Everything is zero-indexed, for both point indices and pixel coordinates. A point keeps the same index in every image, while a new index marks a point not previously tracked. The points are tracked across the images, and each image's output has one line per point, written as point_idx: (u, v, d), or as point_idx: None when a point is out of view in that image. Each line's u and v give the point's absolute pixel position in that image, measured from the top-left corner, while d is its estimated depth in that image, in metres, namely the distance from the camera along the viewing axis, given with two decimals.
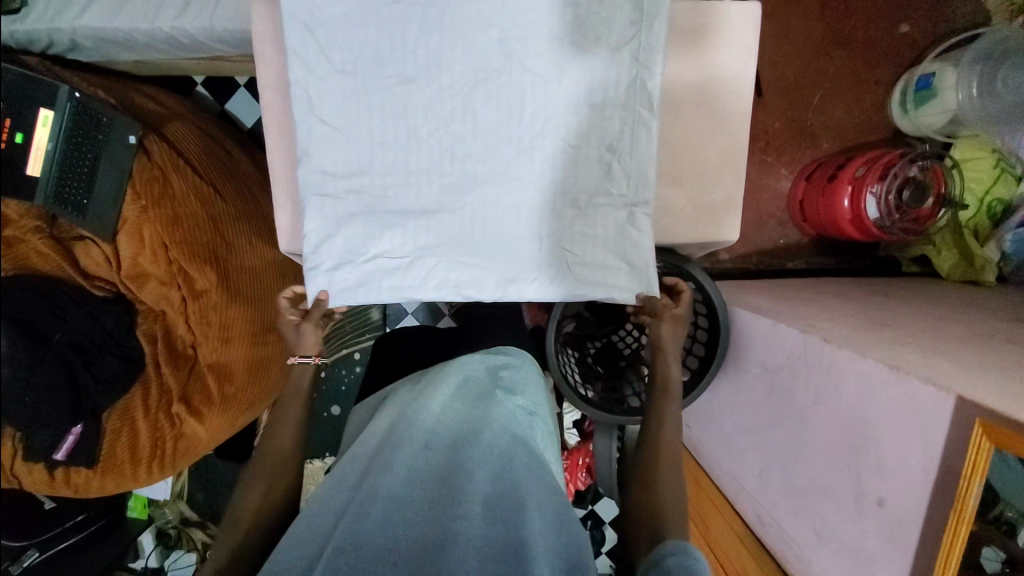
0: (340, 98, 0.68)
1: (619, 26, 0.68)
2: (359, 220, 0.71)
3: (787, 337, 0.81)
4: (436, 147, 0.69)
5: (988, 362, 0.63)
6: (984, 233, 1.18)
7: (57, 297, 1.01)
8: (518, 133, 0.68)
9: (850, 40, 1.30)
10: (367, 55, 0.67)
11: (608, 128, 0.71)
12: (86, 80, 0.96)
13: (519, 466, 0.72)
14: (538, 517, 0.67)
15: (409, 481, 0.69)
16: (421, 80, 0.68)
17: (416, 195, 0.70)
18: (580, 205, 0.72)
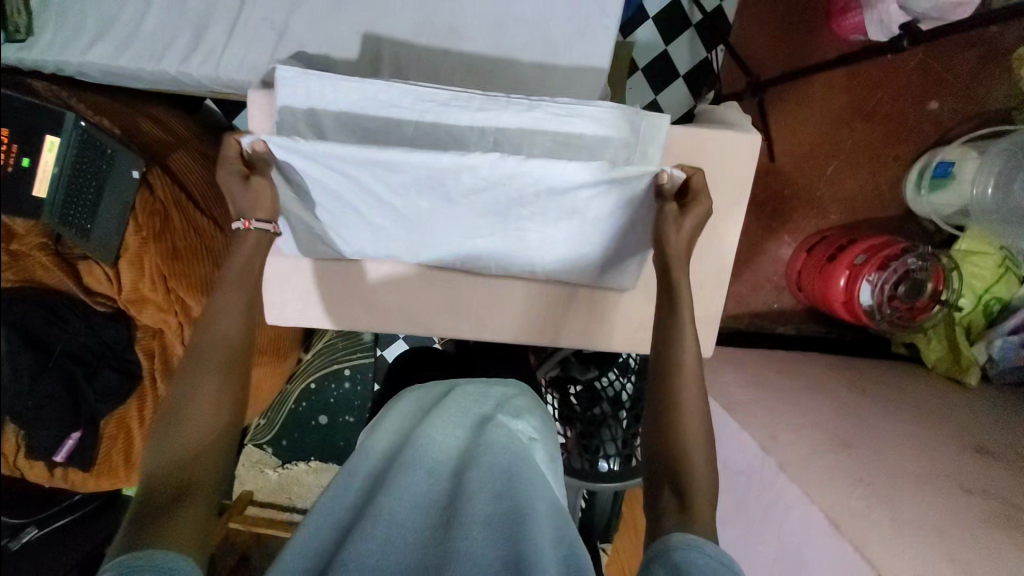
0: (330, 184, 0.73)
1: (613, 144, 0.72)
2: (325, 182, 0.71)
3: (749, 447, 0.84)
4: (410, 216, 0.76)
5: (927, 520, 0.65)
6: (977, 332, 1.16)
7: (59, 310, 1.04)
8: (498, 214, 0.75)
9: (874, 113, 1.27)
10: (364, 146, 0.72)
11: (582, 206, 0.75)
12: (91, 105, 0.97)
13: (521, 485, 0.65)
14: (544, 530, 0.60)
15: (411, 504, 0.63)
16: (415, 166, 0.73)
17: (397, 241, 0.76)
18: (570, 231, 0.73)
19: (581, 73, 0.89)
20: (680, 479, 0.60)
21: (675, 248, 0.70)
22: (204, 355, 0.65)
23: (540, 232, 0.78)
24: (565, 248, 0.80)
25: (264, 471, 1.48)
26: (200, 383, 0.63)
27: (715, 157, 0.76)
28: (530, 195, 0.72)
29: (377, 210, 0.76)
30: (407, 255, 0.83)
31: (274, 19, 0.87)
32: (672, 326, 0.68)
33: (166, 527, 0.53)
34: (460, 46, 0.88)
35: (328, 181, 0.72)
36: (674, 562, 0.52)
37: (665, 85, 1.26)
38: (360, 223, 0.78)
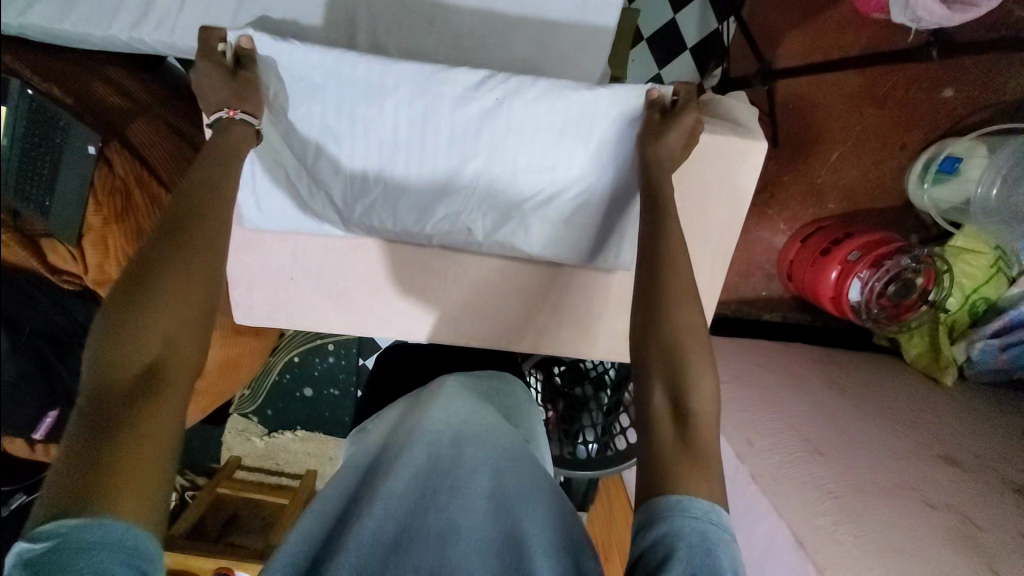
0: (300, 127, 0.67)
1: (604, 119, 0.66)
2: (308, 139, 0.68)
3: (724, 451, 0.85)
4: (391, 146, 0.69)
5: (886, 539, 0.68)
6: (961, 331, 1.16)
7: (24, 286, 1.00)
8: (484, 145, 0.68)
9: (887, 98, 1.21)
10: (333, 93, 0.64)
11: (575, 148, 0.68)
12: (40, 71, 0.89)
13: (531, 462, 0.60)
14: (556, 510, 0.56)
15: (412, 469, 0.55)
16: (391, 106, 0.65)
17: (372, 184, 0.72)
18: (564, 161, 0.69)
19: (577, 54, 0.81)
20: (673, 367, 0.54)
21: (666, 159, 0.64)
22: (161, 264, 0.51)
23: (535, 182, 0.71)
24: (559, 208, 0.73)
25: (250, 439, 1.49)
26: (151, 301, 0.50)
27: (714, 171, 0.72)
28: (526, 132, 0.67)
29: (355, 142, 0.68)
30: (384, 214, 0.73)
31: None
32: (665, 231, 0.61)
33: (117, 481, 0.43)
34: (445, 18, 0.79)
35: (303, 102, 0.65)
36: (659, 532, 0.46)
37: (669, 59, 1.17)
38: (335, 172, 0.71)
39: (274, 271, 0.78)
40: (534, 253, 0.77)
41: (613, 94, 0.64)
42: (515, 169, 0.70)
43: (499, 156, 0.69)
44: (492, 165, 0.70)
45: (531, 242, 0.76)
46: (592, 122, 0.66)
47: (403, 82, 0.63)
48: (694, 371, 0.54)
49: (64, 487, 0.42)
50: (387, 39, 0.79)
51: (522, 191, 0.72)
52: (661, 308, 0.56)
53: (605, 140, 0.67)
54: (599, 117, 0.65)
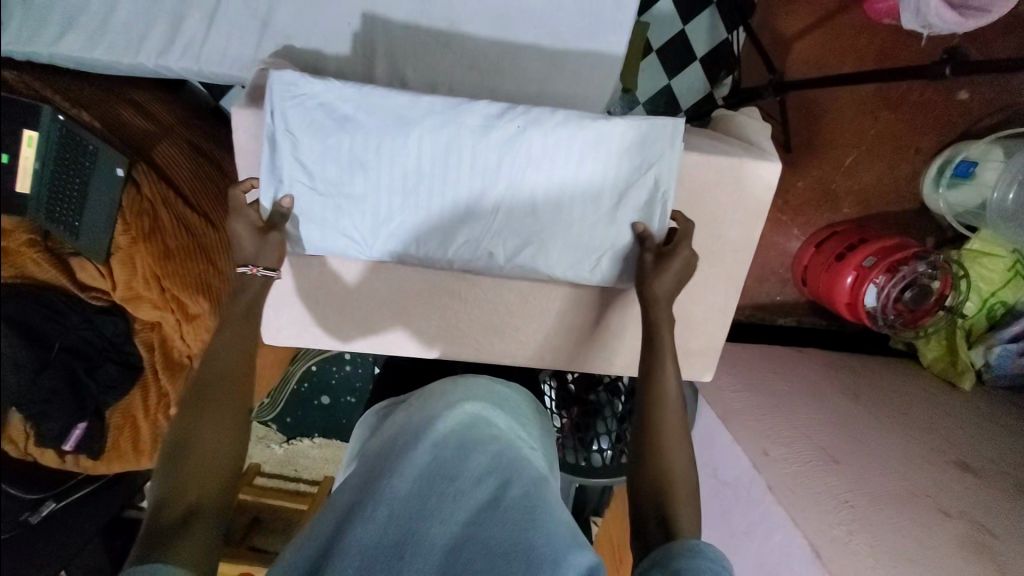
0: (326, 155, 0.69)
1: (622, 142, 0.69)
2: (334, 164, 0.69)
3: (741, 460, 0.86)
4: (414, 177, 0.70)
5: (902, 551, 0.69)
6: (978, 335, 1.16)
7: (53, 303, 1.02)
8: (503, 167, 0.69)
9: (898, 103, 1.20)
10: (363, 122, 0.67)
11: (600, 172, 0.70)
12: (68, 95, 0.92)
13: (535, 471, 0.58)
14: (561, 522, 0.54)
15: (411, 477, 0.56)
16: (418, 132, 0.68)
17: (395, 207, 0.72)
18: (587, 186, 0.71)
19: (589, 72, 0.82)
20: (662, 504, 0.59)
21: (660, 295, 0.70)
22: (219, 383, 0.65)
23: (556, 206, 0.71)
24: (584, 228, 0.73)
25: (270, 445, 1.53)
26: (210, 415, 0.63)
27: (728, 189, 0.73)
28: (546, 154, 0.69)
29: (380, 172, 0.70)
30: (403, 241, 0.74)
31: (257, 8, 0.79)
32: (654, 365, 0.67)
33: (183, 543, 0.53)
34: (460, 40, 0.80)
35: (333, 135, 0.68)
36: (674, 570, 0.50)
37: (680, 67, 1.17)
38: (359, 200, 0.71)
39: (297, 294, 0.80)
40: (555, 277, 0.76)
41: (629, 121, 0.68)
42: (539, 190, 0.71)
43: (519, 173, 0.70)
44: (516, 185, 0.70)
45: (552, 266, 0.75)
46: (610, 148, 0.69)
47: (428, 111, 0.67)
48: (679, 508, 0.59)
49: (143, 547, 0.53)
50: (404, 62, 0.80)
51: (540, 217, 0.72)
52: (655, 450, 0.62)
53: (626, 167, 0.70)
54: (620, 144, 0.69)
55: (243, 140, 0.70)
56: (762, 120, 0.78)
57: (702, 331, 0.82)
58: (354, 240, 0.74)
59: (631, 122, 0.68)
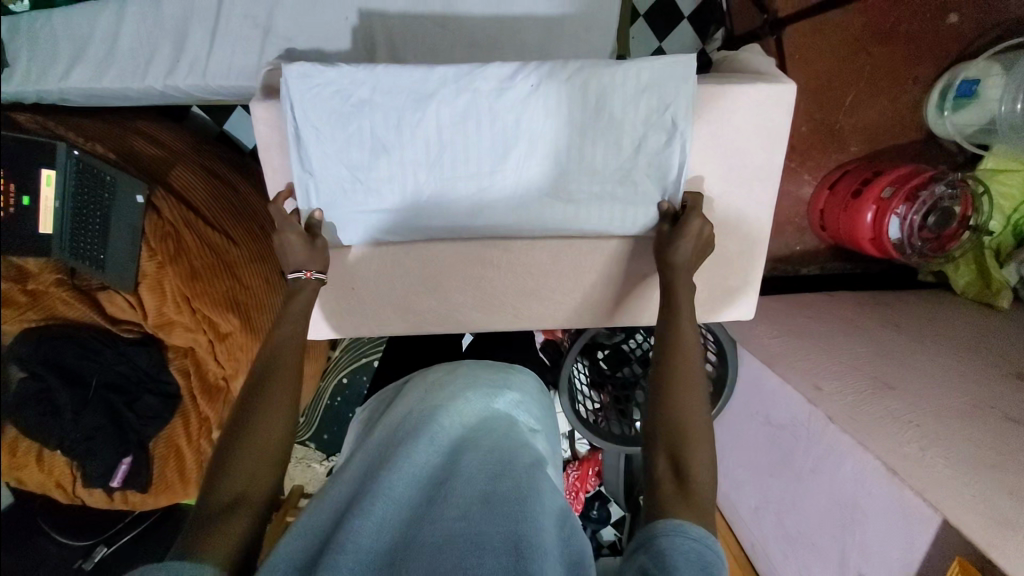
0: (347, 137, 0.71)
1: (634, 84, 0.70)
2: (357, 149, 0.72)
3: (794, 399, 0.84)
4: (436, 146, 0.73)
5: (979, 458, 0.67)
6: (1007, 252, 1.15)
7: (87, 342, 1.03)
8: (515, 131, 0.72)
9: (892, 34, 1.21)
10: (381, 100, 0.70)
11: (617, 116, 0.72)
12: (81, 131, 0.94)
13: (523, 465, 0.67)
14: (545, 514, 0.62)
15: (410, 485, 0.66)
16: (435, 103, 0.70)
17: (416, 183, 0.75)
18: (601, 134, 0.73)
19: (587, 36, 0.83)
20: (677, 445, 0.60)
21: (683, 259, 0.72)
22: (264, 379, 0.65)
23: (576, 159, 0.74)
24: (610, 176, 0.75)
25: (311, 465, 1.49)
26: (256, 412, 0.62)
27: (748, 116, 0.74)
28: (558, 109, 0.71)
29: (404, 149, 0.73)
30: (431, 216, 0.77)
31: (257, 16, 0.81)
32: (670, 313, 0.69)
33: (214, 534, 0.54)
34: (457, 21, 0.81)
35: (353, 119, 0.70)
36: (657, 549, 0.52)
37: (669, 29, 1.19)
38: (382, 179, 0.74)
39: (331, 287, 0.81)
40: (585, 229, 0.79)
41: (637, 62, 0.70)
42: (557, 145, 0.73)
43: (531, 136, 0.73)
44: (529, 147, 0.73)
45: (578, 217, 0.78)
46: (627, 91, 0.71)
47: (441, 82, 0.69)
48: (692, 449, 0.60)
49: (183, 538, 0.54)
50: (406, 50, 0.82)
51: (559, 172, 0.75)
52: (673, 390, 0.63)
53: (639, 111, 0.71)
54: (632, 88, 0.70)
55: (269, 136, 0.73)
56: (764, 54, 0.80)
57: (736, 270, 0.83)
58: (386, 221, 0.77)
59: (645, 63, 0.69)
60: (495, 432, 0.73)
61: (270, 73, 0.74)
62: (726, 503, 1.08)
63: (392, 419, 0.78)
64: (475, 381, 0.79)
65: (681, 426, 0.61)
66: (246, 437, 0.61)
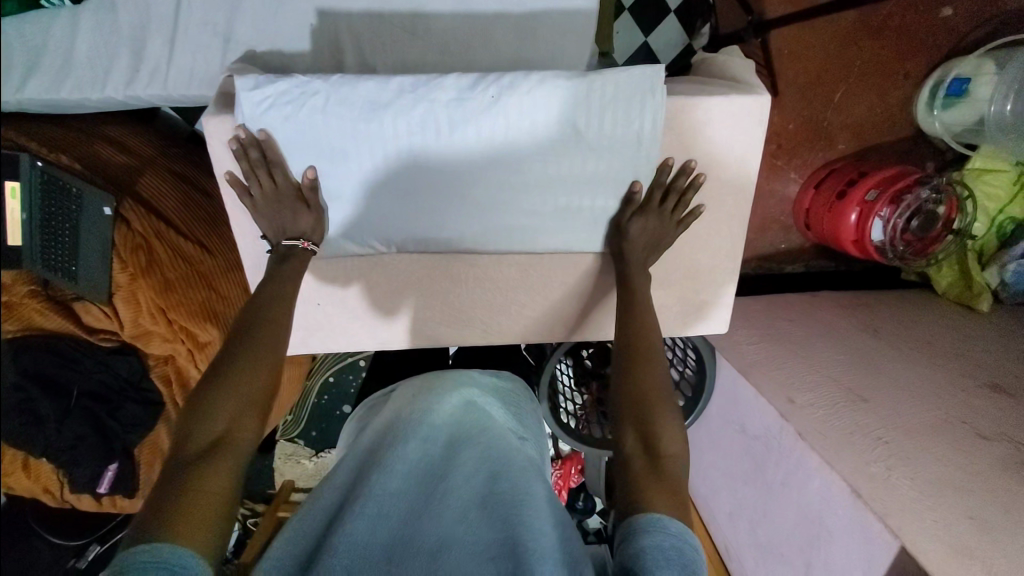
0: (305, 151, 0.70)
1: (599, 95, 0.69)
2: (315, 162, 0.71)
3: (768, 411, 0.85)
4: (398, 157, 0.71)
5: (943, 478, 0.69)
6: (991, 253, 1.15)
7: (66, 351, 1.01)
8: (483, 138, 0.71)
9: (883, 27, 1.17)
10: (337, 112, 0.68)
11: (583, 127, 0.70)
12: (43, 140, 0.92)
13: (517, 466, 0.67)
14: (539, 514, 0.62)
15: (402, 481, 0.65)
16: (394, 113, 0.69)
17: (379, 194, 0.74)
18: (566, 145, 0.71)
19: (561, 41, 0.81)
20: (643, 414, 0.63)
21: (637, 242, 0.75)
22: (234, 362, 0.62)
23: (542, 172, 0.73)
24: (576, 188, 0.75)
25: (300, 462, 1.47)
26: (223, 399, 0.59)
27: (725, 132, 0.73)
28: (525, 118, 0.70)
29: (362, 161, 0.71)
30: (395, 227, 0.77)
31: (216, 22, 0.78)
32: (633, 306, 0.72)
33: (181, 518, 0.51)
34: (427, 27, 0.78)
35: (310, 133, 0.69)
36: (637, 549, 0.53)
37: (654, 23, 1.15)
38: (343, 190, 0.73)
39: (303, 300, 0.81)
40: (549, 245, 0.79)
41: (599, 72, 0.68)
42: (523, 152, 0.72)
43: (505, 138, 0.71)
44: (506, 146, 0.71)
45: (544, 228, 0.78)
46: (592, 104, 0.69)
47: (399, 91, 0.68)
48: (658, 417, 0.63)
49: (140, 521, 0.51)
50: (374, 57, 0.79)
51: (526, 184, 0.74)
52: (637, 364, 0.66)
53: (607, 124, 0.70)
54: (595, 99, 0.69)
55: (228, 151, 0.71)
56: (744, 62, 0.77)
57: (711, 283, 0.83)
58: (351, 232, 0.76)
59: (610, 75, 0.68)
60: (490, 429, 0.72)
61: (229, 87, 0.72)
62: (701, 502, 1.11)
63: (386, 415, 0.76)
64: (466, 381, 0.77)
65: (636, 401, 0.64)
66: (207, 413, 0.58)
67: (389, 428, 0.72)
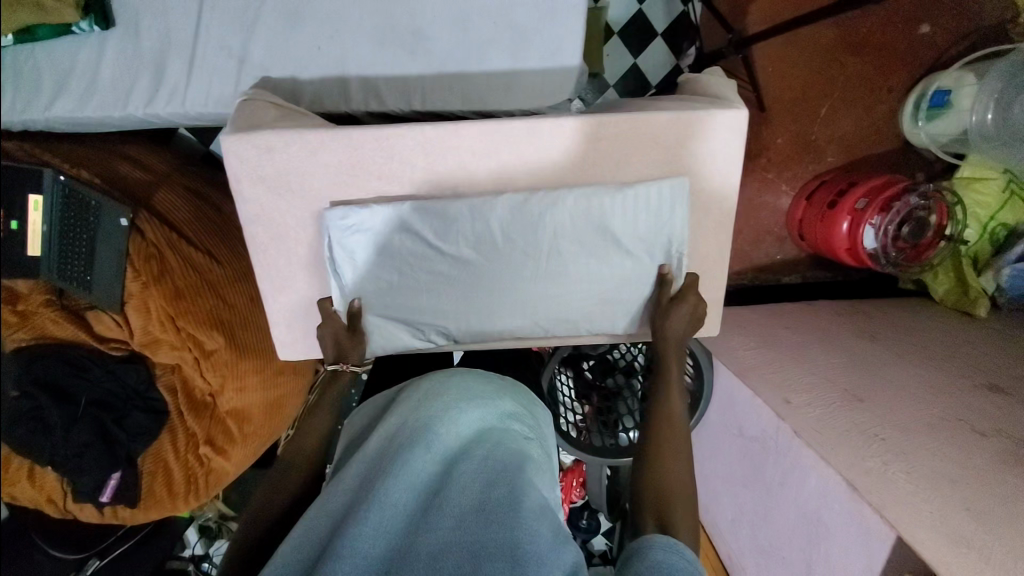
0: (380, 265, 0.79)
1: (638, 208, 0.76)
2: (388, 274, 0.80)
3: (763, 412, 0.85)
4: (459, 267, 0.79)
5: (938, 472, 0.69)
6: (985, 260, 1.16)
7: (79, 361, 1.05)
8: (534, 246, 0.78)
9: (864, 47, 1.23)
10: (407, 227, 0.77)
11: (626, 238, 0.78)
12: (67, 156, 0.97)
13: (516, 468, 0.65)
14: (540, 513, 0.60)
15: (407, 491, 0.64)
16: (457, 224, 0.77)
17: (440, 300, 0.81)
18: (607, 250, 0.78)
19: (553, 58, 0.83)
20: (660, 509, 0.62)
21: (671, 335, 0.79)
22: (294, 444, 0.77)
23: (589, 272, 0.79)
24: (626, 284, 0.81)
25: None
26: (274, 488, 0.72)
27: (707, 141, 0.77)
28: (570, 226, 0.77)
29: (430, 274, 0.80)
30: (451, 325, 0.82)
31: (231, 45, 0.83)
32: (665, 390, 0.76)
33: None
34: (425, 46, 0.83)
35: (387, 251, 0.78)
36: (651, 561, 0.54)
37: (644, 45, 1.21)
38: (412, 300, 0.81)
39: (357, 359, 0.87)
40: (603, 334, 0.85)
41: (639, 187, 0.76)
42: (568, 255, 0.78)
43: (549, 236, 0.77)
44: (549, 248, 0.78)
45: (594, 322, 0.83)
46: (628, 210, 0.76)
47: (465, 209, 0.76)
48: (680, 515, 0.62)
49: None
50: (375, 76, 0.84)
51: (575, 295, 0.80)
52: (660, 458, 0.68)
53: (645, 228, 0.77)
54: (636, 212, 0.76)
55: (258, 165, 0.75)
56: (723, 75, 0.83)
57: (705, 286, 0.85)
58: (415, 331, 0.83)
59: (649, 187, 0.76)
60: (491, 438, 0.70)
61: (246, 103, 0.77)
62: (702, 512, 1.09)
63: (390, 424, 0.74)
64: (470, 390, 0.76)
65: (660, 495, 0.64)
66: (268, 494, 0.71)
67: (395, 435, 0.71)
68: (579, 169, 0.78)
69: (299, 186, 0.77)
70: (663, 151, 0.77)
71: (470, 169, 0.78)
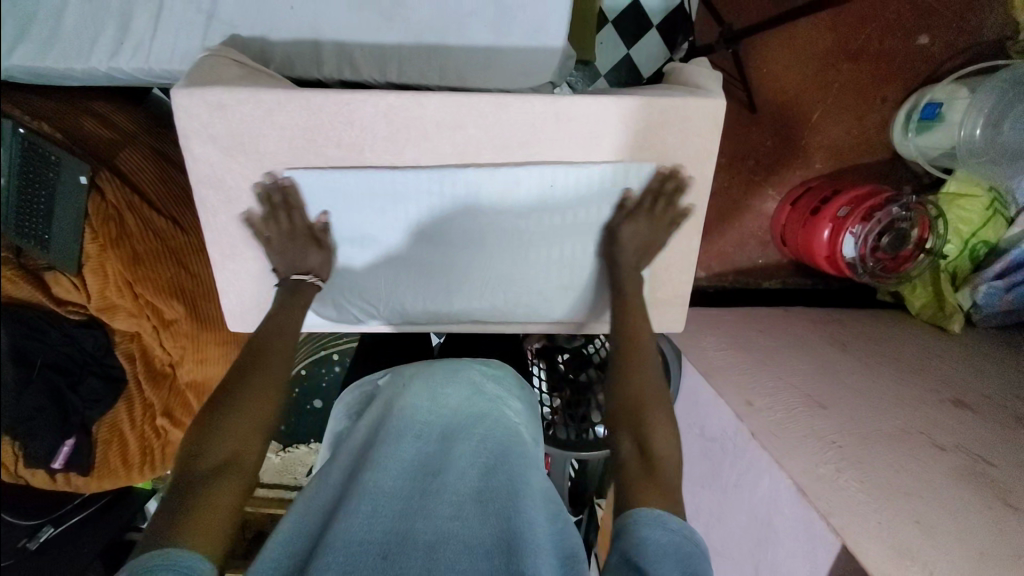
0: (330, 230, 0.81)
1: (598, 185, 0.79)
2: (347, 246, 0.83)
3: (726, 413, 0.84)
4: (412, 239, 0.82)
5: (894, 484, 0.68)
6: (963, 277, 1.15)
7: (34, 322, 0.94)
8: (493, 226, 0.81)
9: (859, 54, 1.21)
10: (366, 195, 0.79)
11: (584, 212, 0.81)
12: (30, 107, 0.93)
13: (515, 458, 0.62)
14: (537, 507, 0.59)
15: (399, 477, 0.59)
16: (418, 201, 0.79)
17: (394, 274, 0.85)
18: (558, 224, 0.81)
19: (535, 38, 0.81)
20: (637, 423, 0.65)
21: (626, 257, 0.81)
22: (256, 366, 0.68)
23: (547, 255, 0.83)
24: (580, 266, 0.85)
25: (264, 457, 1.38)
26: (234, 413, 0.63)
27: (678, 131, 0.78)
28: (531, 209, 0.80)
29: (390, 245, 0.83)
30: (411, 303, 0.87)
31: (201, 0, 0.80)
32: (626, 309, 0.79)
33: (190, 528, 0.54)
34: (403, 16, 0.80)
35: (345, 221, 0.81)
36: (638, 538, 0.53)
37: (636, 36, 1.19)
38: (369, 274, 0.85)
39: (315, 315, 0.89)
40: (556, 314, 0.89)
41: (624, 167, 0.79)
42: (523, 231, 0.82)
43: (508, 210, 0.80)
44: (508, 222, 0.81)
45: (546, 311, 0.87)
46: (584, 186, 0.79)
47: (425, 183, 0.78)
48: (654, 419, 0.66)
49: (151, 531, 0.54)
50: (351, 45, 0.81)
51: (526, 274, 0.85)
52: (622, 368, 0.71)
53: (606, 206, 0.81)
54: (602, 192, 0.80)
55: (213, 124, 0.74)
56: (708, 68, 0.84)
57: (671, 275, 0.87)
58: (372, 305, 0.87)
59: (599, 166, 0.78)
60: (486, 421, 0.67)
61: (205, 61, 0.75)
62: None
63: (377, 409, 0.70)
64: (459, 373, 0.72)
65: (635, 402, 0.67)
66: (237, 414, 0.63)
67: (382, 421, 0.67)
68: (550, 148, 0.78)
69: (254, 148, 0.76)
70: (634, 134, 0.78)
71: (445, 147, 0.78)
